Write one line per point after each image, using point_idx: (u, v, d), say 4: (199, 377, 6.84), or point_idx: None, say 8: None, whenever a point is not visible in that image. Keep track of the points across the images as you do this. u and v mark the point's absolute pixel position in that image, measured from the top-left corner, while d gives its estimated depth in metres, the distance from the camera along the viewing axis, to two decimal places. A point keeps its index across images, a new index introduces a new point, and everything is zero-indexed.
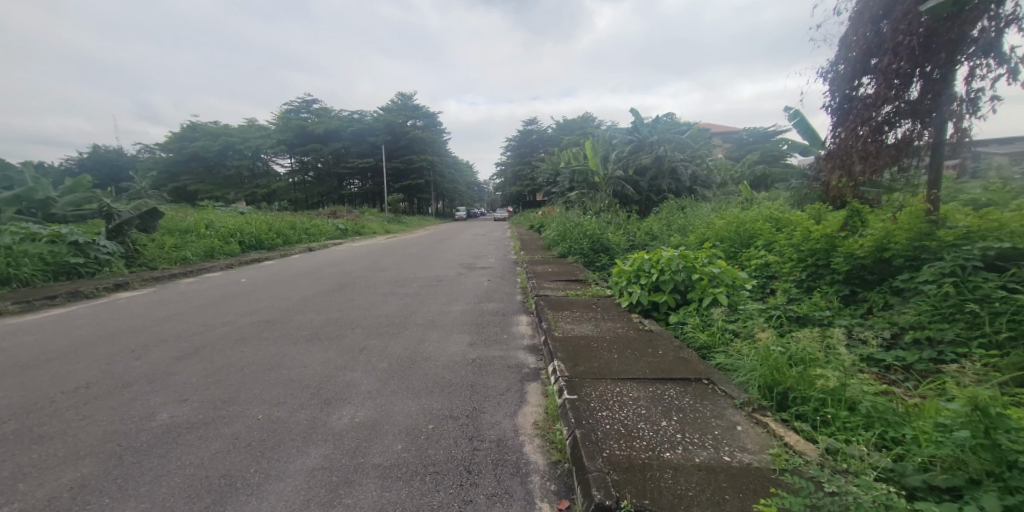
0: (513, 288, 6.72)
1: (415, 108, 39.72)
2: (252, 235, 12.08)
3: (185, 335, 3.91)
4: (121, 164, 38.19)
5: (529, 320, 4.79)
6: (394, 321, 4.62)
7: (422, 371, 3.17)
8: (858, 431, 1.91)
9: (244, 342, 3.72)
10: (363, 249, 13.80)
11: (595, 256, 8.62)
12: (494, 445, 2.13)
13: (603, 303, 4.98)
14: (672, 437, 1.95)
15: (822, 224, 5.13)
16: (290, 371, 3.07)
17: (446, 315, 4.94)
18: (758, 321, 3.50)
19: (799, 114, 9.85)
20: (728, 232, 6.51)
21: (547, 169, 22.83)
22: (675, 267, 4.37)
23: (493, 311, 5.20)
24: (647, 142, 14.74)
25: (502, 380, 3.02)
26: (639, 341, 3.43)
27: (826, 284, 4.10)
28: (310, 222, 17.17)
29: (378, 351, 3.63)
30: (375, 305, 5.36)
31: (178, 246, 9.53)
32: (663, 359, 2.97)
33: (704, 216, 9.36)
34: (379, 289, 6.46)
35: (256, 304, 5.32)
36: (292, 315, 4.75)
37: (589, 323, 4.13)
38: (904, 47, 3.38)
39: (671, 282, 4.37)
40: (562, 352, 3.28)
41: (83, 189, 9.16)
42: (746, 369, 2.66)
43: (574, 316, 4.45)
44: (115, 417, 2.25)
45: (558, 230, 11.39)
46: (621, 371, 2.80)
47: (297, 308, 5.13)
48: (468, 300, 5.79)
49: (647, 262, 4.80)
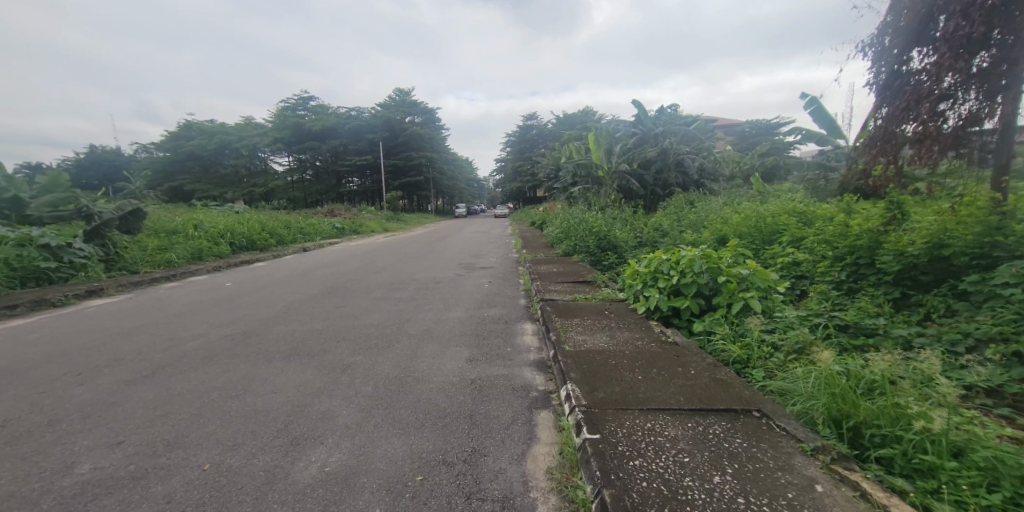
0: (515, 290, 6.26)
1: (413, 104, 39.26)
2: (244, 234, 11.63)
3: (146, 351, 3.45)
4: (117, 164, 37.81)
5: (535, 329, 4.32)
6: (385, 332, 4.15)
7: (412, 397, 2.71)
8: (980, 491, 1.45)
9: (211, 360, 3.26)
10: (360, 249, 13.38)
11: (601, 254, 8.14)
12: (498, 507, 1.67)
13: (616, 309, 4.51)
14: (732, 503, 1.49)
15: (856, 218, 4.66)
16: (258, 398, 2.60)
17: (443, 324, 4.47)
18: (802, 332, 3.04)
19: (815, 101, 9.36)
20: (746, 229, 6.05)
21: (547, 165, 22.34)
22: (698, 269, 3.91)
23: (495, 319, 4.72)
24: (651, 135, 14.23)
25: (507, 408, 2.56)
26: (666, 356, 2.97)
27: (871, 286, 3.65)
28: (305, 221, 16.71)
29: (363, 370, 3.16)
30: (366, 313, 4.91)
31: (164, 248, 9.09)
32: (697, 380, 2.51)
33: (716, 211, 8.90)
34: (372, 294, 5.99)
35: (235, 313, 4.85)
36: (273, 326, 4.29)
37: (602, 334, 3.68)
38: (976, 8, 2.91)
39: (694, 286, 3.90)
40: (576, 372, 2.82)
41: (61, 188, 8.69)
42: (804, 395, 2.19)
43: (585, 325, 4.00)
44: (20, 473, 1.78)
45: (561, 227, 10.92)
46: (650, 399, 2.33)
47: (280, 317, 4.67)
48: (467, 305, 5.32)
49: (665, 263, 4.33)
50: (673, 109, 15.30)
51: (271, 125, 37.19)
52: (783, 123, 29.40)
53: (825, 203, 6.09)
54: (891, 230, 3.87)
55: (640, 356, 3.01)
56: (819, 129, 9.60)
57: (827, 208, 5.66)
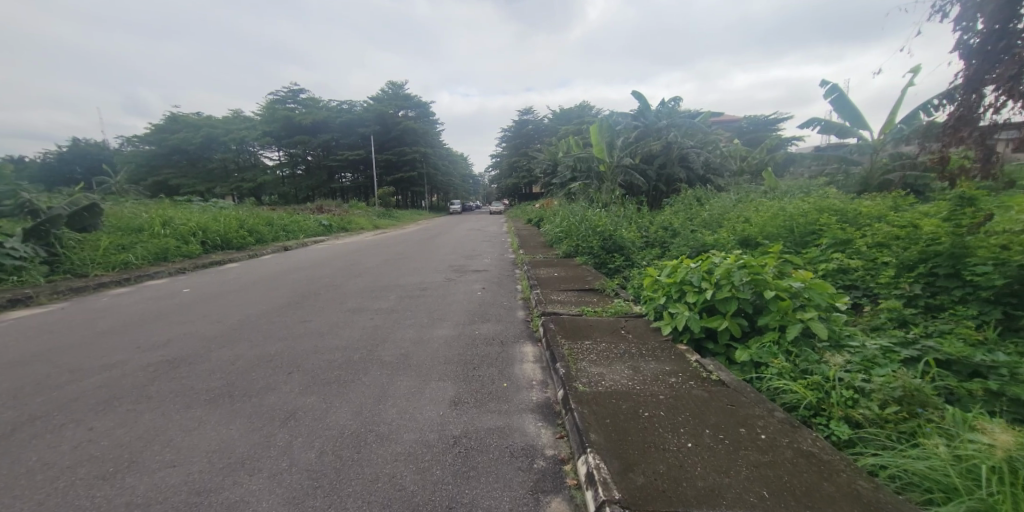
0: (511, 299, 5.49)
1: (406, 97, 38.30)
2: (218, 232, 10.76)
3: (27, 390, 2.63)
4: (98, 158, 36.32)
5: (537, 354, 3.55)
6: (352, 359, 3.35)
7: (367, 470, 1.93)
8: None
9: (108, 403, 2.45)
10: (346, 248, 12.56)
11: (607, 256, 7.39)
12: None
13: (634, 328, 3.77)
14: None
15: (919, 217, 3.92)
16: (143, 480, 1.79)
17: (425, 348, 3.68)
18: (894, 371, 2.28)
19: (838, 88, 8.66)
20: (777, 232, 5.35)
21: (544, 160, 21.50)
22: (739, 281, 3.15)
23: (488, 338, 3.93)
24: (655, 128, 13.47)
25: (502, 495, 1.77)
26: (715, 404, 2.22)
27: (959, 305, 2.92)
28: (289, 218, 15.80)
29: (310, 422, 2.35)
30: (334, 331, 4.13)
31: (122, 248, 8.16)
32: (775, 454, 1.74)
33: (730, 208, 8.18)
34: (347, 305, 5.18)
35: (175, 331, 4.01)
36: (215, 350, 3.47)
37: (623, 367, 2.92)
38: None
39: (734, 302, 3.15)
40: (598, 433, 2.05)
41: (4, 180, 7.83)
42: (958, 495, 1.42)
43: (600, 352, 3.23)
44: None
45: (561, 226, 10.14)
46: (716, 491, 1.55)
47: (228, 337, 3.84)
48: (456, 320, 4.53)
49: (692, 272, 3.57)
50: (676, 102, 14.59)
51: (259, 119, 36.05)
52: (781, 119, 28.82)
53: (862, 198, 5.39)
54: (981, 232, 3.11)
55: (681, 404, 2.26)
56: (842, 120, 8.85)
57: (869, 206, 4.95)
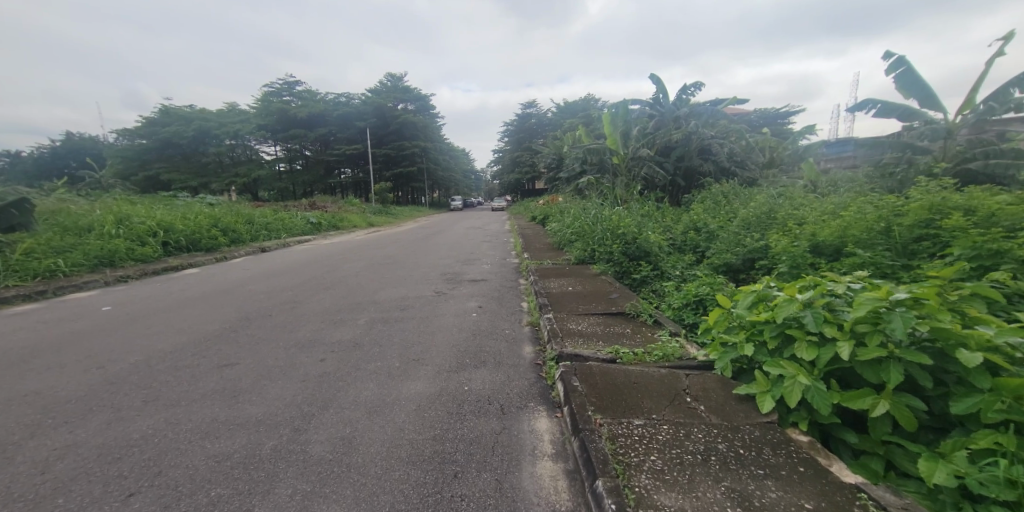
0: (514, 326, 4.19)
1: (406, 89, 37.01)
2: (182, 231, 9.47)
3: None
4: (88, 151, 35.07)
5: (557, 438, 2.23)
6: (258, 454, 2.06)
7: None
8: None
9: None
10: (329, 248, 11.28)
11: (631, 264, 6.09)
12: None
13: (705, 393, 2.45)
14: None
15: None
16: None
17: (382, 423, 2.36)
18: None
19: (904, 62, 7.30)
20: (868, 238, 4.03)
21: (548, 154, 20.11)
22: (906, 330, 1.83)
23: (481, 400, 2.63)
24: (674, 117, 12.09)
25: None
26: None
27: None
28: (274, 216, 14.50)
29: None
30: (256, 384, 2.83)
31: (53, 251, 6.89)
32: None
33: (774, 205, 6.87)
34: (296, 335, 3.87)
35: (20, 388, 2.71)
36: (42, 433, 2.17)
37: (725, 502, 1.59)
38: None
39: (897, 367, 1.83)
40: None
41: None
42: None
43: (668, 453, 1.90)
44: None
45: (571, 227, 8.82)
46: None
47: (85, 402, 2.52)
48: (439, 363, 3.22)
49: (801, 307, 2.25)
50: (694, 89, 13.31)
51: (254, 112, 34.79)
52: (795, 110, 27.51)
53: (978, 191, 4.08)
54: None
55: None
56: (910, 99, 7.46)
57: (1002, 201, 3.63)
